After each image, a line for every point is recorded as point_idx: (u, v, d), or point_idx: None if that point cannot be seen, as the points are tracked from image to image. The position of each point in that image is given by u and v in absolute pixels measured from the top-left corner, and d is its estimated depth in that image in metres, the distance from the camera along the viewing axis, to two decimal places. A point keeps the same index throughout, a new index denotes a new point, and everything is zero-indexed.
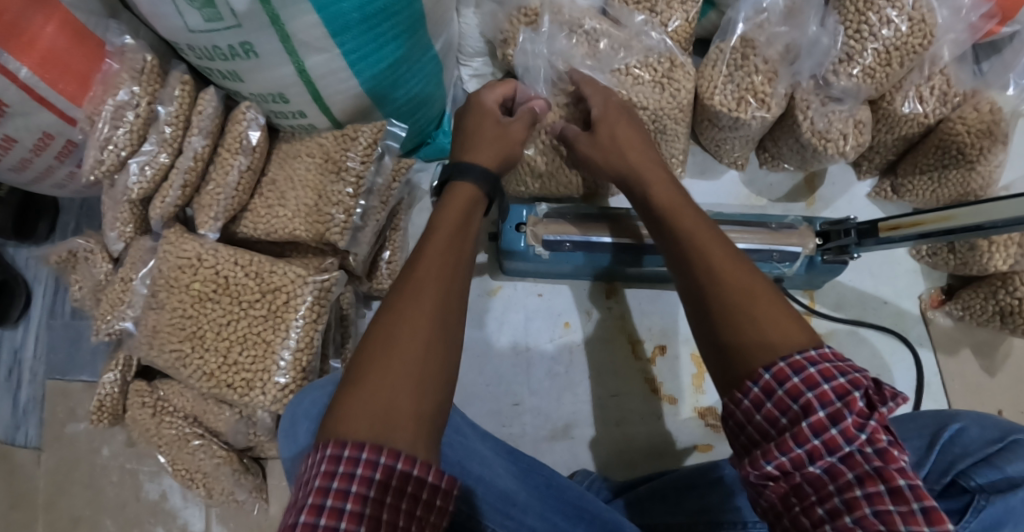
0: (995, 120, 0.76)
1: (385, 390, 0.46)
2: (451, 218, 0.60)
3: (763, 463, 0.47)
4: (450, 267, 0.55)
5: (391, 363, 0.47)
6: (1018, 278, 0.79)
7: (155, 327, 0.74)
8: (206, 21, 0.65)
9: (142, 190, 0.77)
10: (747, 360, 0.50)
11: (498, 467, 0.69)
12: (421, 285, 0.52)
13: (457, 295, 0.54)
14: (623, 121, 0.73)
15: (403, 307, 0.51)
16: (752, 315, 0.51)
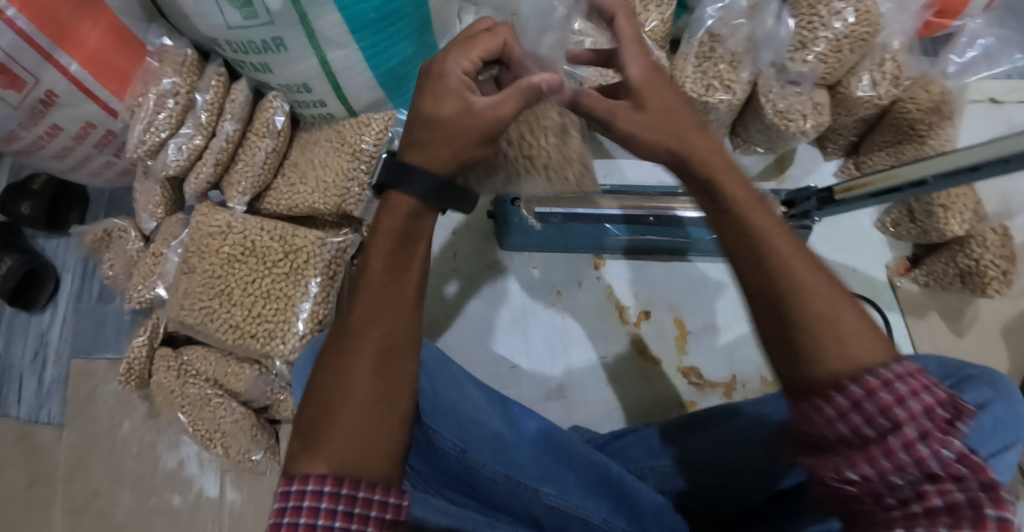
0: (943, 99, 0.87)
1: (339, 437, 0.49)
2: (390, 230, 0.53)
3: (846, 470, 0.45)
4: (394, 293, 0.53)
5: (339, 409, 0.49)
6: (974, 241, 0.86)
7: (187, 289, 0.83)
8: (245, 18, 0.75)
9: (179, 167, 0.86)
10: (828, 372, 0.47)
11: (483, 406, 0.74)
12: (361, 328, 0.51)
13: (404, 320, 0.53)
14: (667, 94, 0.57)
15: (349, 343, 0.51)
16: (826, 321, 0.47)
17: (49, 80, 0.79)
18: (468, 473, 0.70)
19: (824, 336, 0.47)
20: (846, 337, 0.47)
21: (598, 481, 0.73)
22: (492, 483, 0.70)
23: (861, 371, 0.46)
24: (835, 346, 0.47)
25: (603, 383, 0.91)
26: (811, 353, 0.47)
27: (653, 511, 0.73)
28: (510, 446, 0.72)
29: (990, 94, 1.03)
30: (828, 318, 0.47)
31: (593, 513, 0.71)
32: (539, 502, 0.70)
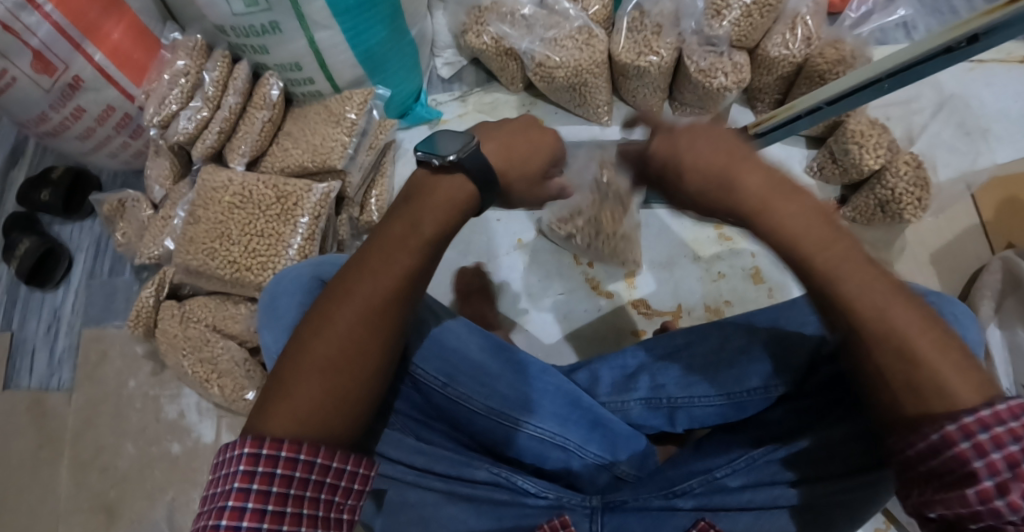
0: (847, 54, 0.99)
1: (301, 400, 0.54)
2: (411, 237, 0.59)
3: (937, 507, 0.46)
4: (395, 287, 0.58)
5: (308, 378, 0.55)
6: (889, 172, 0.97)
7: (193, 235, 0.94)
8: (247, 5, 0.90)
9: (187, 135, 0.99)
10: (898, 380, 0.49)
11: (466, 338, 0.77)
12: (349, 305, 0.57)
13: (392, 315, 0.59)
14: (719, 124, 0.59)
15: (334, 319, 0.57)
16: (907, 373, 0.49)
17: (77, 67, 0.96)
18: (453, 409, 0.74)
19: (905, 376, 0.49)
20: (929, 381, 0.48)
21: (571, 407, 0.76)
22: (474, 415, 0.74)
23: (961, 410, 0.46)
24: (916, 397, 0.48)
25: (561, 316, 1.03)
26: (899, 401, 0.49)
27: (624, 440, 0.76)
28: (491, 376, 0.75)
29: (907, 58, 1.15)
30: (913, 374, 0.48)
31: (570, 438, 0.73)
32: (523, 433, 0.73)
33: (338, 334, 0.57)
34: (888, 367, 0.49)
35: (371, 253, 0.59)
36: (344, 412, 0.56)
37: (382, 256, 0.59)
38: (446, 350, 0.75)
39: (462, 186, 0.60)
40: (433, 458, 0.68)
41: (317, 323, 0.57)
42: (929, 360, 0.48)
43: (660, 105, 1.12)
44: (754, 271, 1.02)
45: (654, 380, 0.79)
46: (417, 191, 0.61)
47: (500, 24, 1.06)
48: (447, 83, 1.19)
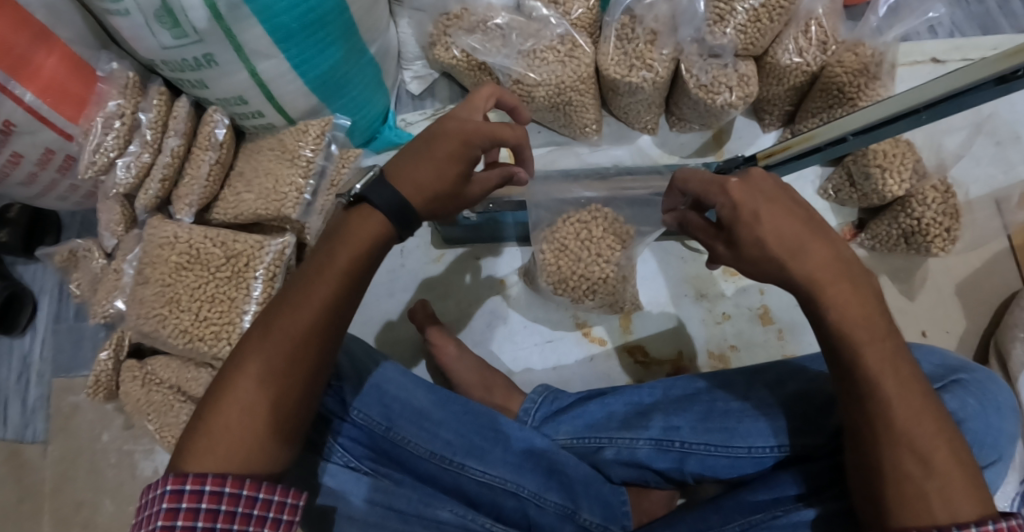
0: (869, 61, 0.86)
1: (225, 440, 0.52)
2: (340, 261, 0.56)
3: None
4: (320, 316, 0.55)
5: (232, 418, 0.53)
6: (915, 200, 0.85)
7: (141, 298, 0.86)
8: (175, 38, 0.77)
9: (130, 184, 0.91)
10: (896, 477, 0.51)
11: (412, 389, 0.78)
12: (271, 336, 0.55)
13: (317, 349, 0.56)
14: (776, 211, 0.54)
15: (253, 355, 0.55)
16: (912, 474, 0.51)
17: (5, 111, 0.77)
18: (398, 456, 0.76)
19: (910, 488, 0.51)
20: (939, 488, 0.50)
21: (527, 456, 0.78)
22: (417, 459, 0.75)
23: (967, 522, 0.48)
24: (921, 503, 0.50)
25: (548, 364, 0.97)
26: (894, 509, 0.51)
27: (582, 486, 0.78)
28: (435, 422, 0.77)
29: (932, 54, 1.03)
30: (918, 474, 0.51)
31: (524, 486, 0.76)
32: (469, 478, 0.75)
33: (258, 370, 0.54)
34: (903, 466, 0.51)
35: (299, 278, 0.57)
36: (269, 448, 0.54)
37: (309, 283, 0.56)
38: (389, 398, 0.76)
39: (371, 218, 0.58)
40: (393, 496, 0.71)
41: (236, 356, 0.56)
42: (937, 457, 0.51)
43: (655, 120, 1.01)
44: (762, 310, 0.95)
45: (668, 420, 0.77)
46: (336, 225, 0.58)
47: (470, 37, 0.93)
48: (418, 100, 1.09)
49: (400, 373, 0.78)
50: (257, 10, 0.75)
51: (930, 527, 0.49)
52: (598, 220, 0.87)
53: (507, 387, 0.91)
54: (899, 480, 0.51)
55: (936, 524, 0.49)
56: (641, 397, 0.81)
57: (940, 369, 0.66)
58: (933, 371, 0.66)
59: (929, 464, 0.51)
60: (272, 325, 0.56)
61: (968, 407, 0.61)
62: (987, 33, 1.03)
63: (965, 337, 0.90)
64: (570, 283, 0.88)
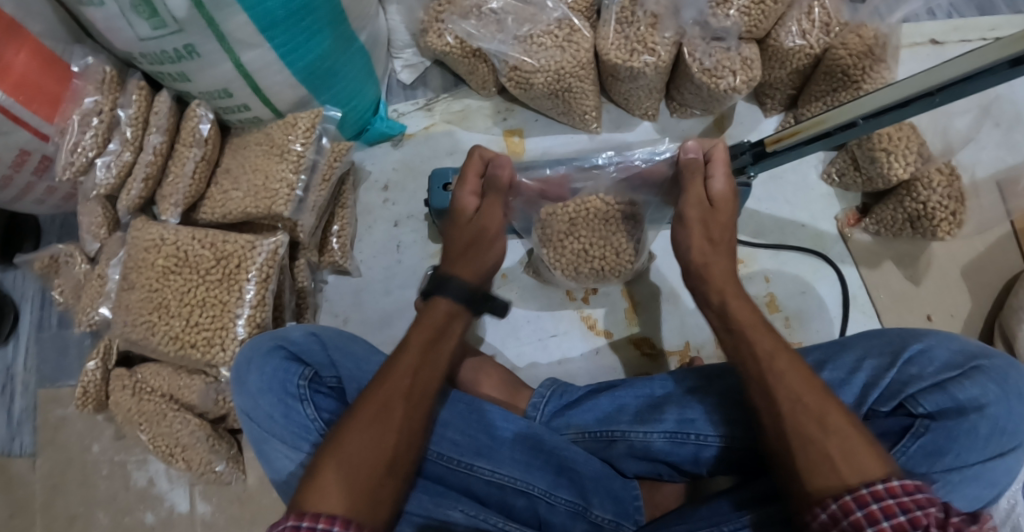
0: (874, 42, 0.85)
1: (348, 484, 0.55)
2: (434, 320, 0.66)
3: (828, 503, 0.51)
4: (422, 367, 0.63)
5: (353, 466, 0.56)
6: (920, 183, 0.84)
7: (128, 305, 0.82)
8: (153, 28, 0.73)
9: (110, 186, 0.86)
10: (809, 447, 0.54)
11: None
12: (384, 381, 0.62)
13: (421, 396, 0.62)
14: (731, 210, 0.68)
15: (371, 397, 0.60)
16: (813, 438, 0.54)
17: None
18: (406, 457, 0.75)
19: (823, 460, 0.53)
20: (840, 447, 0.53)
21: (536, 454, 0.76)
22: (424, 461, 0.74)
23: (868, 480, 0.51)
24: (829, 468, 0.52)
25: (553, 358, 0.95)
26: (804, 472, 0.53)
27: (594, 481, 0.76)
28: (440, 424, 0.76)
29: (931, 35, 1.02)
30: (817, 437, 0.54)
31: (534, 484, 0.74)
32: (477, 478, 0.74)
33: (376, 423, 0.59)
34: (803, 430, 0.54)
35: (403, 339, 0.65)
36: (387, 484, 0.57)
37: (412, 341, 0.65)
38: None
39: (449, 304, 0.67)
40: None
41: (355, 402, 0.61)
42: (829, 418, 0.54)
43: (656, 106, 0.98)
44: (770, 299, 0.92)
45: (681, 412, 0.75)
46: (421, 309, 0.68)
47: (464, 22, 0.90)
48: (410, 90, 1.05)
49: None
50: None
51: (842, 489, 0.51)
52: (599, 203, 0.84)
53: (513, 383, 0.89)
54: (805, 445, 0.54)
55: (846, 486, 0.51)
56: (652, 389, 0.79)
57: (959, 355, 0.66)
58: (950, 360, 0.66)
59: (825, 426, 0.54)
60: (385, 374, 0.62)
61: (990, 393, 0.61)
62: (984, 14, 1.02)
63: (970, 319, 0.90)
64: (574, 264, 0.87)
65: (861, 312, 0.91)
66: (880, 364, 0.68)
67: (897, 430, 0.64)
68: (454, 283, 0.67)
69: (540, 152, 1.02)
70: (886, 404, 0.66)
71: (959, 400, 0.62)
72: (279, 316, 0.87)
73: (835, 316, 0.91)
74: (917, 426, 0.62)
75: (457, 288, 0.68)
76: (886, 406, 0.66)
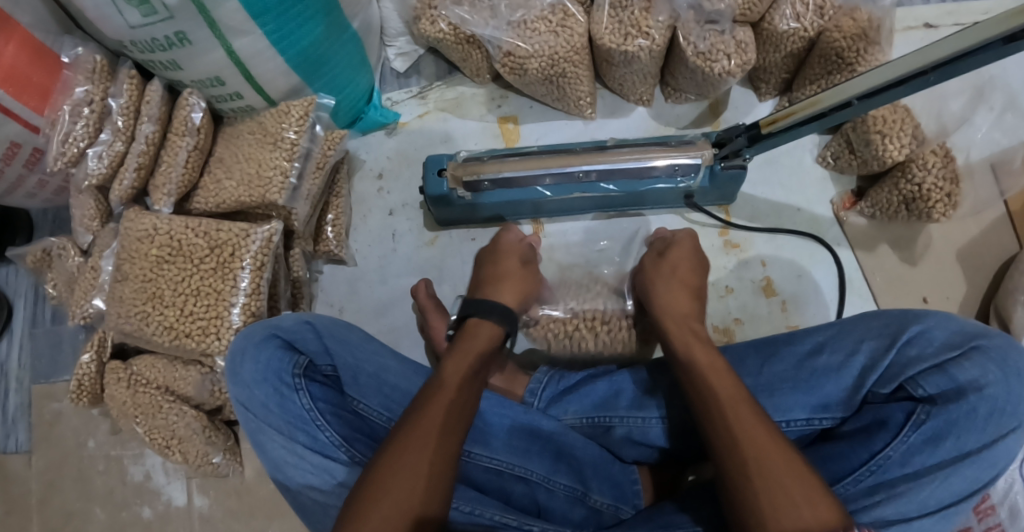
0: (868, 24, 0.84)
1: (384, 521, 0.54)
2: (472, 350, 0.70)
3: None
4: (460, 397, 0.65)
5: (390, 500, 0.55)
6: (915, 165, 0.85)
7: (122, 295, 0.81)
8: (143, 16, 0.73)
9: (102, 176, 0.85)
10: (761, 481, 0.54)
11: (413, 378, 0.77)
12: (427, 405, 0.63)
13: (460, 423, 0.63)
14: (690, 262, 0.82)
15: (413, 424, 0.61)
16: (760, 472, 0.55)
17: None
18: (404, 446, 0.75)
19: (776, 489, 0.53)
20: (790, 483, 0.53)
21: (534, 439, 0.76)
22: None
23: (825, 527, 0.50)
24: (781, 501, 0.53)
25: None
26: (754, 503, 0.54)
27: (592, 466, 0.76)
28: None
29: (925, 18, 1.02)
30: (764, 468, 0.55)
31: (533, 470, 0.74)
32: (475, 464, 0.74)
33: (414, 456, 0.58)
34: (748, 461, 0.56)
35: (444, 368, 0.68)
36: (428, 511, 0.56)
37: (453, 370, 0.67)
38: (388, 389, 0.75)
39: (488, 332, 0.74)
40: None
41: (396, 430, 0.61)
42: (769, 453, 0.56)
43: (650, 91, 0.98)
44: (765, 283, 0.92)
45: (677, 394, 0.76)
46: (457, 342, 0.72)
47: (457, 8, 0.90)
48: (404, 78, 1.04)
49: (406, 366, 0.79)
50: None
51: (796, 525, 0.51)
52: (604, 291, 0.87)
53: (512, 371, 0.88)
54: (753, 476, 0.55)
55: None
56: (649, 373, 0.79)
57: (957, 336, 0.67)
58: (949, 340, 0.67)
59: (763, 456, 0.55)
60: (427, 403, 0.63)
61: (989, 374, 0.62)
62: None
63: (965, 302, 0.90)
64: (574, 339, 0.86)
65: (857, 296, 0.91)
66: (877, 347, 0.69)
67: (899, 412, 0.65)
68: (490, 304, 0.76)
69: (535, 138, 1.01)
70: (886, 386, 0.66)
71: (960, 381, 0.63)
72: (274, 306, 0.86)
73: (832, 299, 0.91)
74: (918, 412, 0.63)
75: (501, 313, 0.76)
76: (886, 388, 0.67)
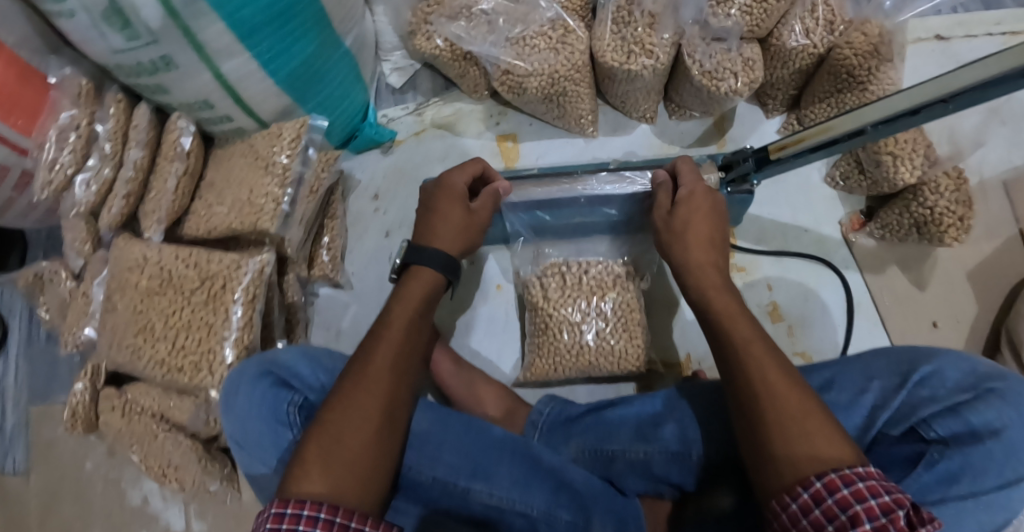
0: (881, 40, 0.81)
1: (346, 470, 0.55)
2: (417, 291, 0.69)
3: (802, 490, 0.51)
4: (407, 341, 0.65)
5: (340, 441, 0.56)
6: (928, 188, 0.82)
7: (114, 325, 0.80)
8: (127, 40, 0.70)
9: (92, 203, 0.84)
10: (776, 431, 0.55)
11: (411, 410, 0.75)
12: (373, 350, 0.62)
13: (407, 367, 0.64)
14: (703, 212, 0.72)
15: (359, 370, 0.61)
16: (772, 408, 0.56)
17: None
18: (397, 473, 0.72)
19: (787, 434, 0.54)
20: (800, 426, 0.54)
21: (533, 473, 0.75)
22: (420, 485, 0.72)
23: (828, 467, 0.51)
24: (799, 437, 0.54)
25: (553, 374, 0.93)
26: (770, 445, 0.55)
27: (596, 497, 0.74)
28: (436, 445, 0.74)
29: (936, 30, 0.98)
30: (777, 404, 0.55)
31: (532, 505, 0.72)
32: (474, 500, 0.72)
33: (361, 396, 0.59)
34: (756, 406, 0.57)
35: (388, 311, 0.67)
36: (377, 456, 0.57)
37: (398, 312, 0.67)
38: None
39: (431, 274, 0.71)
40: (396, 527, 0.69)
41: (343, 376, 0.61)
42: (774, 392, 0.56)
43: (654, 109, 0.95)
44: (772, 308, 0.89)
45: (682, 426, 0.73)
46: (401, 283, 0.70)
47: (453, 24, 0.86)
48: (399, 94, 1.01)
49: None
50: (215, 4, 0.68)
51: (810, 459, 0.52)
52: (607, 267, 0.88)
53: (511, 399, 0.86)
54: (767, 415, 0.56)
55: (819, 470, 0.51)
56: (653, 406, 0.77)
57: (972, 377, 0.64)
58: (962, 382, 0.64)
59: (772, 394, 0.56)
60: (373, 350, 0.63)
61: (1005, 416, 0.59)
62: (990, 8, 0.98)
63: (976, 326, 0.87)
64: (585, 357, 0.86)
65: (865, 320, 0.88)
66: (887, 386, 0.67)
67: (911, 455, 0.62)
68: (431, 252, 0.71)
69: (535, 157, 0.98)
70: (896, 427, 0.64)
71: (974, 426, 0.60)
72: (268, 335, 0.85)
73: (841, 323, 0.88)
74: (931, 452, 0.60)
75: (442, 260, 0.71)
76: (896, 429, 0.64)
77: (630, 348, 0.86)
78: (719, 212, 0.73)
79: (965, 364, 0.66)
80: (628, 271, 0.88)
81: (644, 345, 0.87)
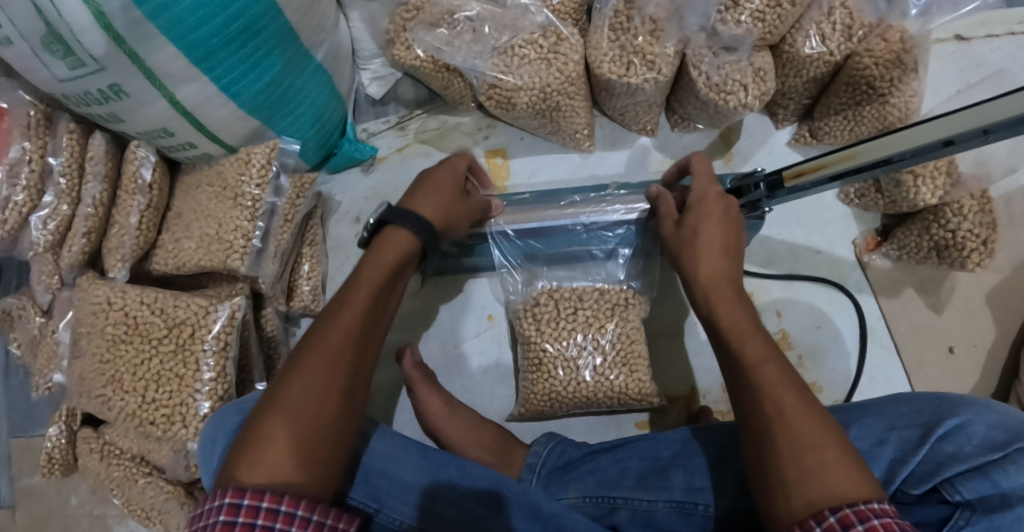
0: (904, 48, 0.73)
1: (301, 449, 0.51)
2: (389, 253, 0.64)
3: (814, 523, 0.45)
4: (373, 306, 0.61)
5: (294, 419, 0.52)
6: (950, 210, 0.76)
7: (81, 374, 0.75)
8: (71, 68, 0.62)
9: (49, 241, 0.78)
10: (785, 453, 0.49)
11: (402, 459, 0.66)
12: (333, 318, 0.58)
13: (370, 335, 0.60)
14: (718, 213, 0.65)
15: (319, 339, 0.57)
16: (788, 419, 0.50)
17: None
18: None
19: (797, 450, 0.48)
20: (816, 460, 0.48)
21: None
22: None
23: (840, 502, 0.45)
24: (812, 471, 0.47)
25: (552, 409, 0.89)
26: (777, 472, 0.49)
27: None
28: (427, 496, 0.64)
29: (956, 29, 0.91)
30: (799, 440, 0.49)
31: None
32: None
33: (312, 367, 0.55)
34: (762, 423, 0.51)
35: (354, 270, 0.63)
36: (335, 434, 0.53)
37: (364, 272, 0.63)
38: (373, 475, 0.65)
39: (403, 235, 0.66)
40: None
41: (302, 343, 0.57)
42: (784, 403, 0.51)
43: (655, 121, 0.89)
44: (781, 336, 0.84)
45: (690, 479, 0.66)
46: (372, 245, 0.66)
47: (432, 34, 0.78)
48: (380, 106, 0.96)
49: (387, 440, 0.68)
50: (165, 26, 0.61)
51: (825, 496, 0.46)
52: (607, 294, 0.82)
53: (505, 438, 0.82)
54: (783, 441, 0.49)
55: (837, 502, 0.45)
56: (658, 452, 0.71)
57: (1001, 434, 0.55)
58: (991, 438, 0.55)
59: (783, 415, 0.50)
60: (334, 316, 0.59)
61: None
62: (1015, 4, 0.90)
63: (995, 351, 0.82)
64: (583, 392, 0.81)
65: (879, 347, 0.84)
66: (907, 439, 0.59)
67: (935, 523, 0.54)
68: (406, 216, 0.67)
69: (527, 174, 0.92)
70: (916, 487, 0.56)
71: (1002, 488, 0.51)
72: (247, 376, 0.81)
73: (854, 352, 0.83)
74: (955, 517, 0.52)
75: (416, 221, 0.67)
76: (917, 488, 0.56)
77: (633, 380, 0.81)
78: (732, 211, 0.66)
79: (992, 417, 0.57)
80: (630, 298, 0.82)
81: (647, 378, 0.82)
